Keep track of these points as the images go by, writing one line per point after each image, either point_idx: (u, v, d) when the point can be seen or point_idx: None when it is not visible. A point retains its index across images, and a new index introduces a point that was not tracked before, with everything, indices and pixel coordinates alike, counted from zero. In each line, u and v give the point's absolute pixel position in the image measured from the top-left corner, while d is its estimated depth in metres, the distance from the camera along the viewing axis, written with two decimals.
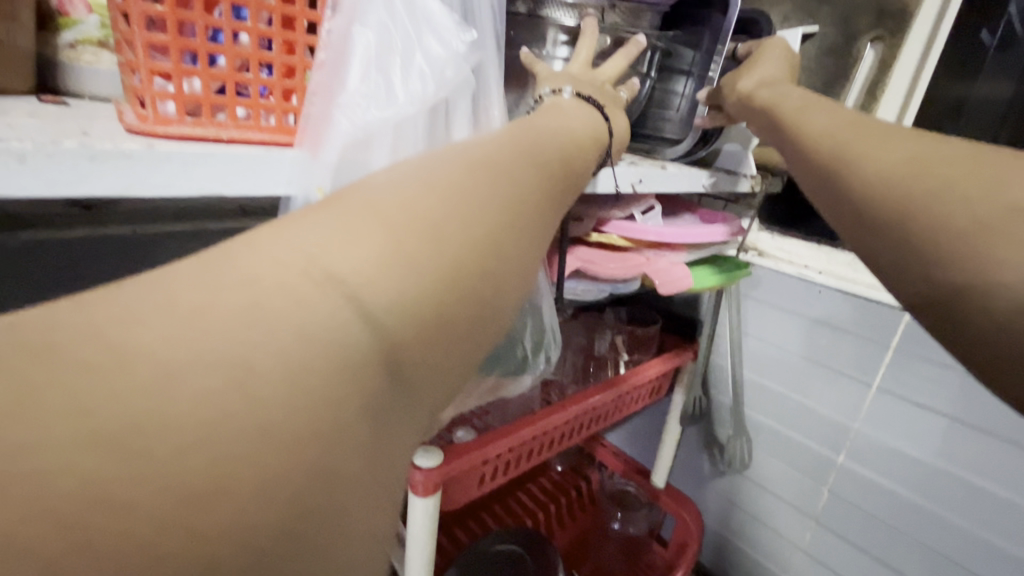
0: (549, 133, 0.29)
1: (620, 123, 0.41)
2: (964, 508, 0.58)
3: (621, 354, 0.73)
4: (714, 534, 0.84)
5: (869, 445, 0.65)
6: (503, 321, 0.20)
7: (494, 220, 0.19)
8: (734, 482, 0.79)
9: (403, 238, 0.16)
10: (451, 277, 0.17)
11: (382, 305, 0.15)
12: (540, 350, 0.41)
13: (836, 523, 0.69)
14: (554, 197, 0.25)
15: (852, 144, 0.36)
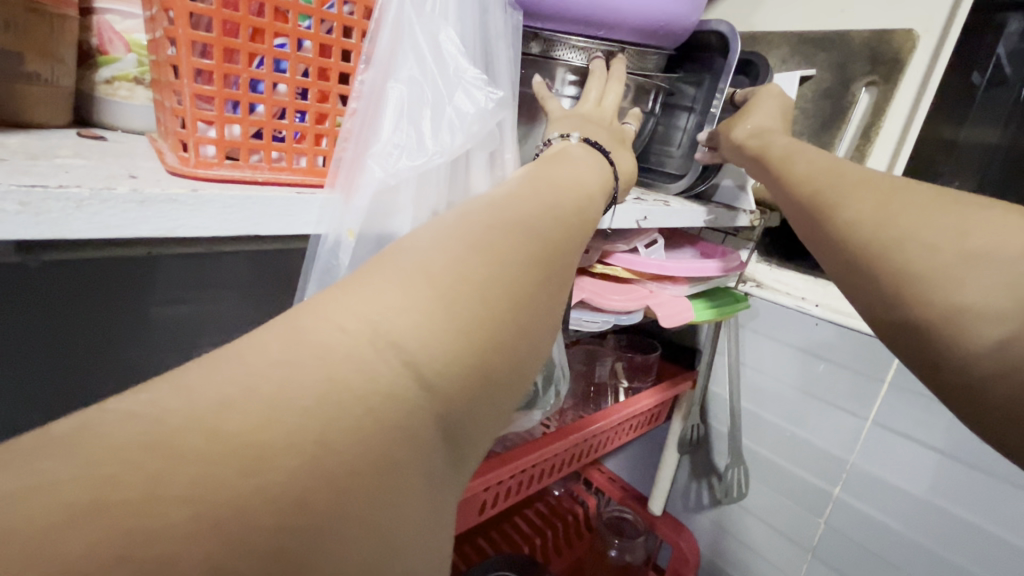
0: (561, 184, 0.31)
1: (626, 166, 0.43)
2: (956, 544, 0.59)
3: (621, 380, 0.74)
4: (708, 564, 0.83)
5: (863, 477, 0.65)
6: (525, 368, 0.21)
7: (514, 278, 0.21)
8: (730, 512, 0.79)
9: (444, 303, 0.19)
10: (481, 334, 0.19)
11: (430, 364, 0.18)
12: (547, 384, 0.42)
13: (831, 555, 0.70)
14: (568, 245, 0.27)
15: (832, 191, 0.38)
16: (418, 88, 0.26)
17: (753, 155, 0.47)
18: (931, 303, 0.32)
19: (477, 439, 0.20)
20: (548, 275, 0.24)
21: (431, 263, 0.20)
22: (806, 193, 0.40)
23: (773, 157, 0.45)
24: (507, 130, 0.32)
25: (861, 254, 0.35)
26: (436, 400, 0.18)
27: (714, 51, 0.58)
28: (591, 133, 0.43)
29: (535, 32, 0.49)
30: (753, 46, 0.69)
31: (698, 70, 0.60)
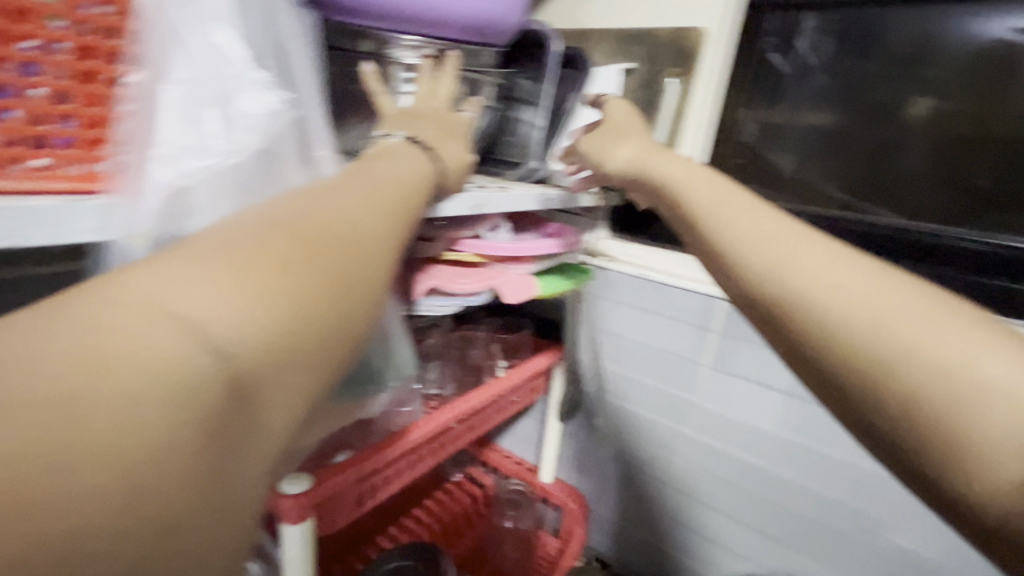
0: (378, 179, 0.33)
1: (455, 154, 0.45)
2: (811, 472, 0.68)
3: (496, 359, 0.78)
4: (603, 517, 0.91)
5: (716, 418, 0.75)
6: (338, 332, 0.23)
7: (314, 266, 0.23)
8: (609, 466, 0.88)
9: (235, 268, 0.20)
10: (279, 299, 0.21)
11: (219, 329, 0.19)
12: (394, 374, 0.44)
13: (714, 497, 0.78)
14: (387, 236, 0.29)
15: (797, 267, 0.30)
16: (198, 89, 0.26)
17: (681, 212, 0.39)
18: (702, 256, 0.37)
19: (285, 399, 0.21)
20: (358, 258, 0.25)
21: (216, 250, 0.21)
22: (762, 266, 0.31)
23: (701, 217, 0.37)
24: (313, 126, 0.33)
25: (848, 365, 0.27)
26: (233, 376, 0.19)
27: (538, 48, 0.64)
28: (417, 129, 0.45)
29: (364, 31, 0.51)
30: (584, 43, 0.76)
31: (528, 64, 0.65)
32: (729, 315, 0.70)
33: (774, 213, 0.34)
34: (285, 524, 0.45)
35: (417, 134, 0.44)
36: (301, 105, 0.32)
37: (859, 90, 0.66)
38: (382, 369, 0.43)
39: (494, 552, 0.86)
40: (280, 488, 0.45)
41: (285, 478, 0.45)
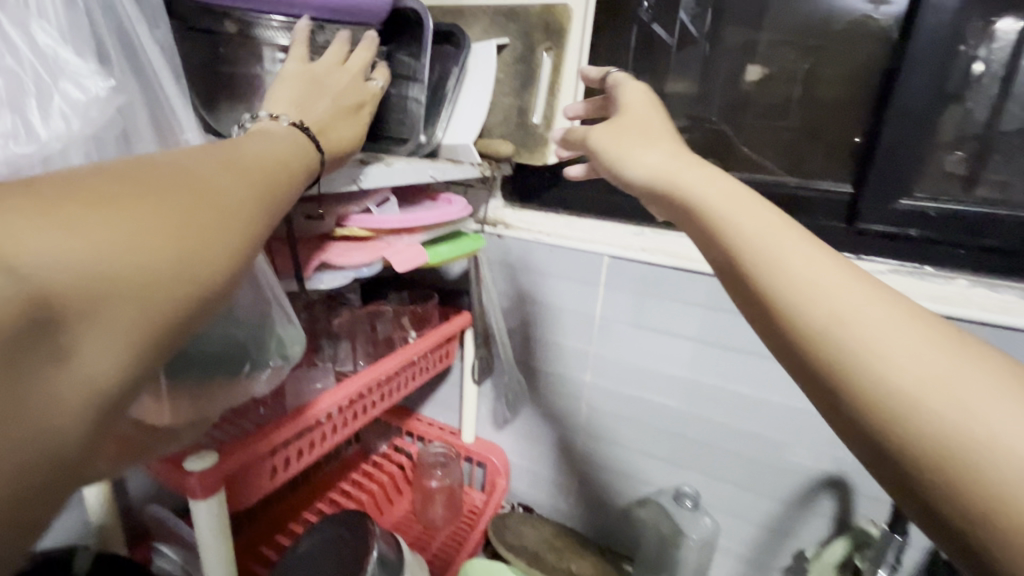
0: (246, 160, 0.35)
1: (337, 139, 0.48)
2: (721, 406, 0.75)
3: (406, 329, 0.81)
4: (521, 467, 0.97)
5: (612, 362, 0.82)
6: (160, 283, 0.26)
7: (137, 223, 0.26)
8: (522, 419, 0.94)
9: (52, 214, 0.23)
10: (93, 245, 0.24)
11: (32, 265, 0.22)
12: (275, 349, 0.48)
13: (624, 437, 0.84)
14: (234, 219, 0.31)
15: (859, 330, 0.28)
16: (18, 78, 0.31)
17: (721, 249, 0.35)
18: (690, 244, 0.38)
19: (99, 338, 0.24)
20: (189, 221, 0.29)
21: (88, 194, 0.25)
22: (819, 327, 0.29)
23: (753, 257, 0.33)
24: (150, 114, 0.37)
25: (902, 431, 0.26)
26: (43, 307, 0.22)
27: (413, 25, 0.66)
28: (303, 116, 0.47)
29: (226, 12, 0.50)
30: (460, 21, 0.79)
31: (407, 40, 0.67)
32: (611, 268, 0.78)
33: (835, 260, 0.31)
34: (194, 501, 0.47)
35: (302, 121, 0.46)
36: (131, 92, 0.35)
37: (713, 60, 0.74)
38: (258, 352, 0.46)
39: (424, 511, 0.91)
40: (185, 466, 0.46)
41: (189, 456, 0.47)
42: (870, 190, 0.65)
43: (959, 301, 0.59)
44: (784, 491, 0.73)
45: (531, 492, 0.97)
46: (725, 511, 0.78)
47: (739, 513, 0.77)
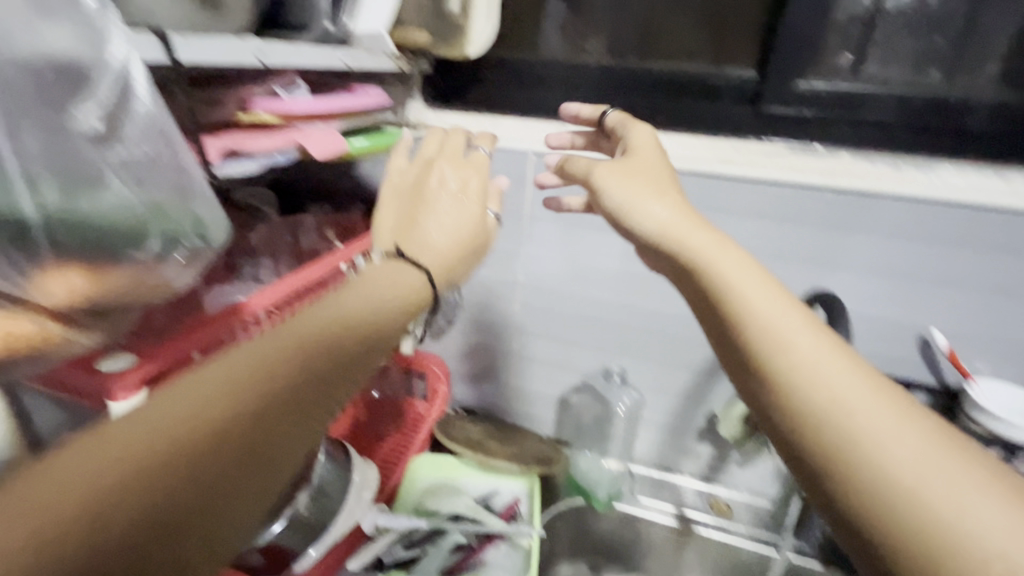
0: (354, 310, 0.42)
1: (421, 285, 0.50)
2: (646, 292, 0.80)
3: (331, 239, 0.77)
4: (461, 374, 1.00)
5: (545, 261, 0.85)
6: (186, 538, 0.29)
7: (185, 466, 0.30)
8: (458, 327, 0.95)
9: (114, 467, 0.28)
10: (134, 487, 0.28)
11: (47, 529, 0.25)
12: (193, 231, 0.40)
13: (559, 333, 0.88)
14: (289, 442, 0.34)
15: (861, 419, 0.31)
16: None
17: (736, 332, 0.38)
18: (627, 232, 0.49)
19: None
20: (246, 468, 0.32)
21: (166, 414, 0.31)
22: (823, 411, 0.33)
23: (763, 341, 0.36)
24: None
25: (877, 523, 0.29)
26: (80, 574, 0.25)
27: None
28: (401, 275, 0.49)
29: None
30: None
31: None
32: (537, 163, 0.79)
33: (848, 364, 0.34)
34: (114, 404, 0.45)
35: (398, 270, 0.49)
36: None
37: None
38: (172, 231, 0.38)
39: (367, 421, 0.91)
40: (102, 368, 0.45)
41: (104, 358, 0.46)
42: (773, 71, 0.69)
43: (841, 173, 0.67)
44: (698, 362, 0.82)
45: (473, 397, 1.00)
46: (648, 388, 0.86)
47: (660, 387, 0.85)
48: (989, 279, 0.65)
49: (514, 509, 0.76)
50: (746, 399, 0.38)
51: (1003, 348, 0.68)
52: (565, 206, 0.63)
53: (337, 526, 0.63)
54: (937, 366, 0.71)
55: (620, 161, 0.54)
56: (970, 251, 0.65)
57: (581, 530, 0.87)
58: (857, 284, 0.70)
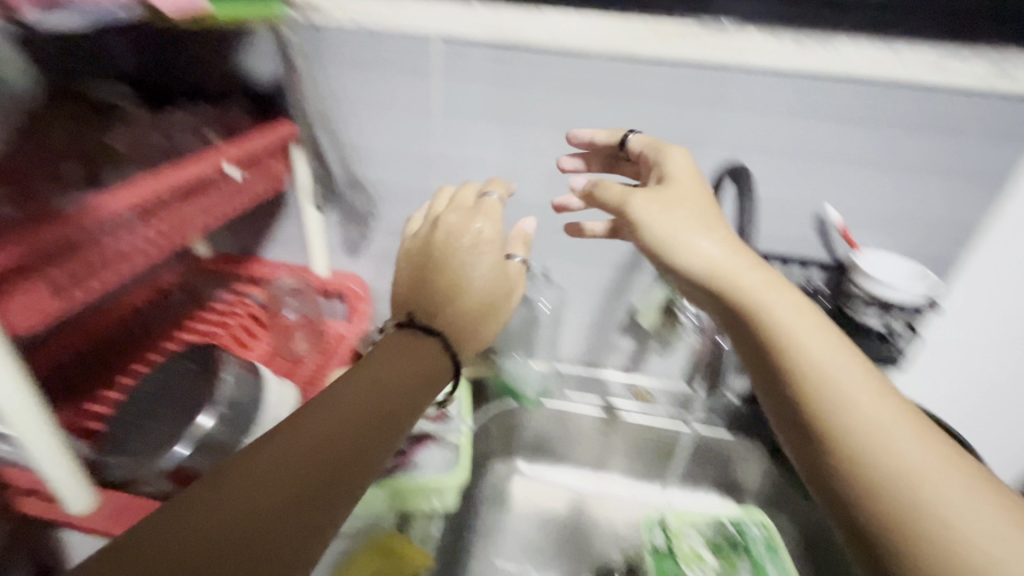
0: (382, 380, 0.57)
1: (444, 362, 0.66)
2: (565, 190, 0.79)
3: (211, 138, 0.68)
4: (381, 290, 0.96)
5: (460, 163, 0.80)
6: (285, 535, 0.40)
7: (286, 495, 0.42)
8: (376, 243, 0.91)
9: (239, 492, 0.41)
10: (267, 521, 0.40)
11: (195, 534, 0.38)
12: None
13: None
14: (348, 475, 0.47)
15: (892, 435, 0.45)
16: None
17: (784, 364, 0.50)
18: (611, 220, 0.64)
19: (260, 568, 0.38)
20: (311, 487, 0.44)
21: (269, 467, 0.44)
22: (862, 444, 0.46)
23: (807, 364, 0.49)
24: None
25: (900, 533, 0.43)
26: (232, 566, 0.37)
27: None
28: (422, 347, 0.65)
29: None
30: None
31: None
32: (444, 52, 0.72)
33: (868, 385, 0.48)
34: None
35: (431, 341, 0.66)
36: None
37: None
38: None
39: (285, 346, 0.88)
40: None
41: None
42: None
43: (750, 51, 0.66)
44: (618, 258, 0.83)
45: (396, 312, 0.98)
46: (572, 289, 0.87)
47: (583, 286, 0.86)
48: (875, 154, 0.70)
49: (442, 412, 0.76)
50: (788, 424, 0.52)
51: (887, 220, 0.74)
52: (587, 230, 0.68)
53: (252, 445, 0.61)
54: (830, 242, 0.76)
55: (658, 187, 0.59)
56: (861, 126, 0.68)
57: (513, 431, 0.90)
58: (762, 167, 0.73)
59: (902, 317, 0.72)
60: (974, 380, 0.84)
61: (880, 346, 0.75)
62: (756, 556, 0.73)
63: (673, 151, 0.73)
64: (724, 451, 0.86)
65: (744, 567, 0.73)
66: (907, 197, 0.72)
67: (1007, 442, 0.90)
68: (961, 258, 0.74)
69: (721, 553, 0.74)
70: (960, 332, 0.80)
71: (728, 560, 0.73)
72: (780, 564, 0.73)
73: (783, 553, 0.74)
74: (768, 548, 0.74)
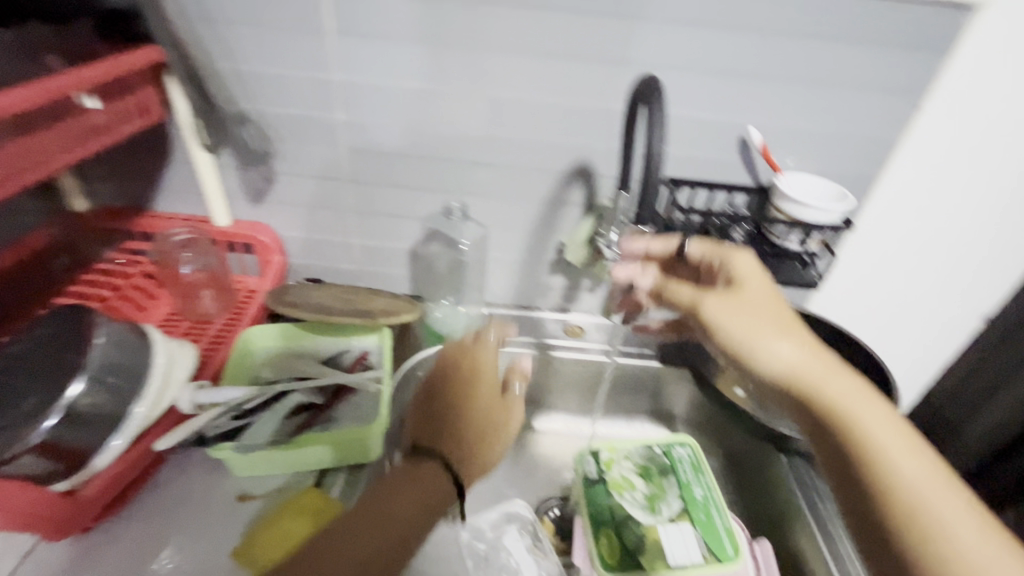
0: (375, 512, 0.55)
1: (444, 489, 0.59)
2: (481, 118, 0.74)
3: (56, 62, 0.58)
4: (294, 241, 0.88)
5: (365, 91, 0.73)
6: None
7: None
8: (283, 186, 0.82)
9: None
10: None
11: None
12: None
13: (396, 177, 0.80)
14: None
15: (967, 551, 0.42)
16: None
17: (865, 471, 0.47)
18: (770, 396, 0.55)
19: None
20: None
21: None
22: (939, 560, 0.42)
23: (886, 467, 0.46)
24: None
25: None
26: None
27: None
28: (422, 494, 0.58)
29: None
30: None
31: None
32: None
33: (947, 486, 0.45)
34: None
35: (427, 478, 0.59)
36: None
37: None
38: None
39: (190, 306, 0.81)
40: None
41: None
42: None
43: None
44: (543, 191, 0.79)
45: (314, 262, 0.91)
46: (498, 226, 0.83)
47: (510, 223, 0.82)
48: (796, 68, 0.67)
49: (362, 361, 0.72)
50: (855, 520, 0.47)
51: (809, 140, 0.73)
52: (648, 325, 0.75)
53: (139, 413, 0.56)
54: (754, 165, 0.75)
55: (727, 286, 0.58)
56: (783, 37, 0.65)
57: None
58: (685, 85, 0.69)
59: (816, 236, 0.73)
60: (888, 298, 0.87)
61: (800, 270, 0.75)
62: (682, 476, 0.77)
63: (593, 70, 0.69)
64: (654, 379, 0.87)
65: (672, 488, 0.76)
66: (827, 114, 0.70)
67: (913, 354, 0.96)
68: (877, 175, 0.75)
69: (650, 477, 0.77)
70: (875, 248, 0.81)
71: (657, 482, 0.76)
72: (703, 481, 0.76)
73: (706, 471, 0.77)
74: (693, 468, 0.78)
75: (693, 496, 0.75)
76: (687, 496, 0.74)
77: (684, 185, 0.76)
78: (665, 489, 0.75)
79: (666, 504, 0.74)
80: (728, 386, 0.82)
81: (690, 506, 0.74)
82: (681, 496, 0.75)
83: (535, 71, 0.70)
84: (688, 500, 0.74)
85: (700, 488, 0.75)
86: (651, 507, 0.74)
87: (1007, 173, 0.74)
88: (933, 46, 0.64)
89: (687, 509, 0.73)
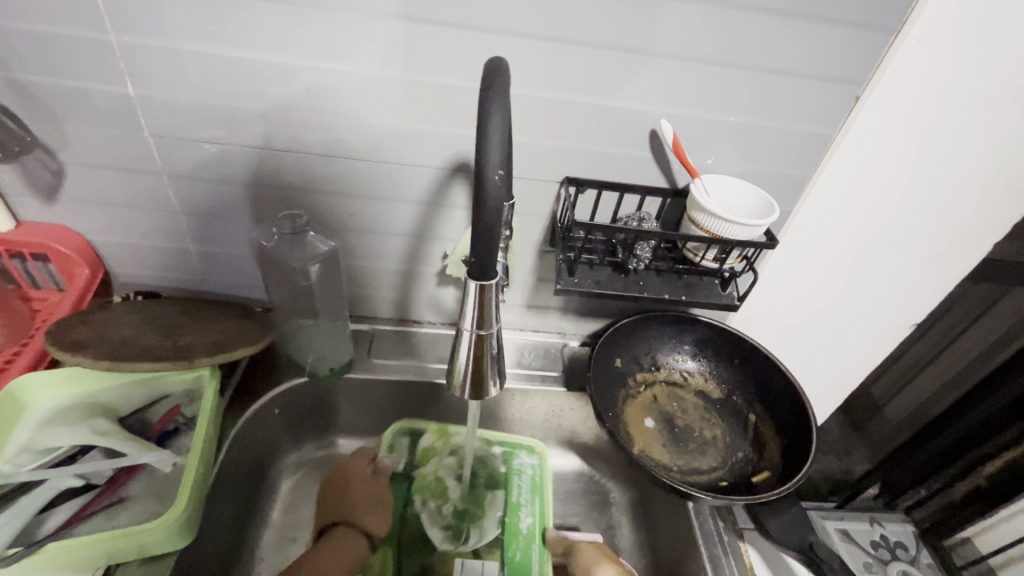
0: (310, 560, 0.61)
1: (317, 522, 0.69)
2: (317, 97, 0.56)
3: None
4: (110, 248, 0.70)
5: (153, 59, 0.54)
6: None
7: None
8: (79, 181, 0.63)
9: None
10: None
11: None
12: None
13: (226, 171, 0.62)
14: None
15: None
16: None
17: None
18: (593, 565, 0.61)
19: None
20: None
21: None
22: None
23: None
24: None
25: None
26: None
27: None
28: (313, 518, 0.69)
29: None
30: None
31: None
32: None
33: None
34: None
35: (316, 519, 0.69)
36: None
37: None
38: None
39: None
40: None
41: None
42: None
43: None
44: (415, 191, 0.64)
45: (142, 272, 0.73)
46: (368, 230, 0.68)
47: (381, 225, 0.67)
48: (712, 50, 0.54)
49: (172, 417, 0.59)
50: None
51: (736, 136, 0.60)
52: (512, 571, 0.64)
53: None
54: (668, 163, 0.62)
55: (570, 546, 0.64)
56: (706, 5, 0.51)
57: (316, 406, 0.75)
58: (581, 66, 0.54)
59: (736, 252, 0.62)
60: (814, 307, 0.79)
61: (718, 289, 0.66)
62: (515, 498, 0.71)
63: (462, 42, 0.53)
64: (560, 404, 0.76)
65: (496, 510, 0.71)
66: (751, 105, 0.58)
67: (840, 364, 0.89)
68: (807, 178, 0.64)
69: (476, 498, 0.72)
70: (803, 258, 0.72)
71: (478, 501, 0.71)
72: (536, 507, 0.71)
73: (543, 494, 0.72)
74: (531, 489, 0.72)
75: (518, 527, 0.69)
76: (509, 524, 0.69)
77: (586, 188, 0.63)
78: (484, 512, 0.71)
79: (477, 532, 0.69)
80: (637, 418, 0.72)
81: (508, 539, 0.68)
82: (501, 522, 0.70)
83: (384, 41, 0.53)
84: (507, 528, 0.69)
85: (529, 519, 0.70)
86: (457, 530, 0.69)
87: (953, 180, 0.64)
88: (884, 24, 0.52)
89: (503, 542, 0.68)
